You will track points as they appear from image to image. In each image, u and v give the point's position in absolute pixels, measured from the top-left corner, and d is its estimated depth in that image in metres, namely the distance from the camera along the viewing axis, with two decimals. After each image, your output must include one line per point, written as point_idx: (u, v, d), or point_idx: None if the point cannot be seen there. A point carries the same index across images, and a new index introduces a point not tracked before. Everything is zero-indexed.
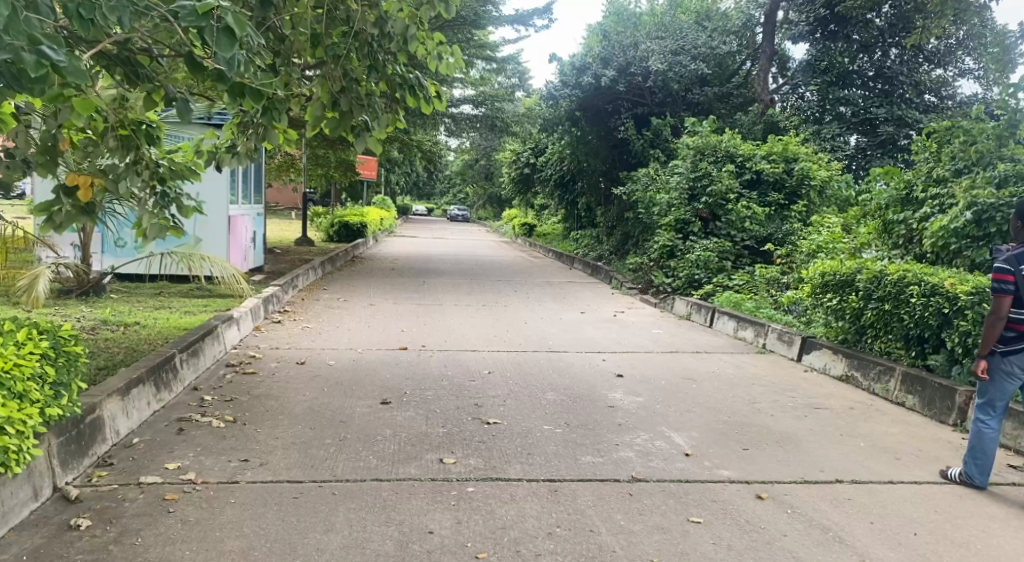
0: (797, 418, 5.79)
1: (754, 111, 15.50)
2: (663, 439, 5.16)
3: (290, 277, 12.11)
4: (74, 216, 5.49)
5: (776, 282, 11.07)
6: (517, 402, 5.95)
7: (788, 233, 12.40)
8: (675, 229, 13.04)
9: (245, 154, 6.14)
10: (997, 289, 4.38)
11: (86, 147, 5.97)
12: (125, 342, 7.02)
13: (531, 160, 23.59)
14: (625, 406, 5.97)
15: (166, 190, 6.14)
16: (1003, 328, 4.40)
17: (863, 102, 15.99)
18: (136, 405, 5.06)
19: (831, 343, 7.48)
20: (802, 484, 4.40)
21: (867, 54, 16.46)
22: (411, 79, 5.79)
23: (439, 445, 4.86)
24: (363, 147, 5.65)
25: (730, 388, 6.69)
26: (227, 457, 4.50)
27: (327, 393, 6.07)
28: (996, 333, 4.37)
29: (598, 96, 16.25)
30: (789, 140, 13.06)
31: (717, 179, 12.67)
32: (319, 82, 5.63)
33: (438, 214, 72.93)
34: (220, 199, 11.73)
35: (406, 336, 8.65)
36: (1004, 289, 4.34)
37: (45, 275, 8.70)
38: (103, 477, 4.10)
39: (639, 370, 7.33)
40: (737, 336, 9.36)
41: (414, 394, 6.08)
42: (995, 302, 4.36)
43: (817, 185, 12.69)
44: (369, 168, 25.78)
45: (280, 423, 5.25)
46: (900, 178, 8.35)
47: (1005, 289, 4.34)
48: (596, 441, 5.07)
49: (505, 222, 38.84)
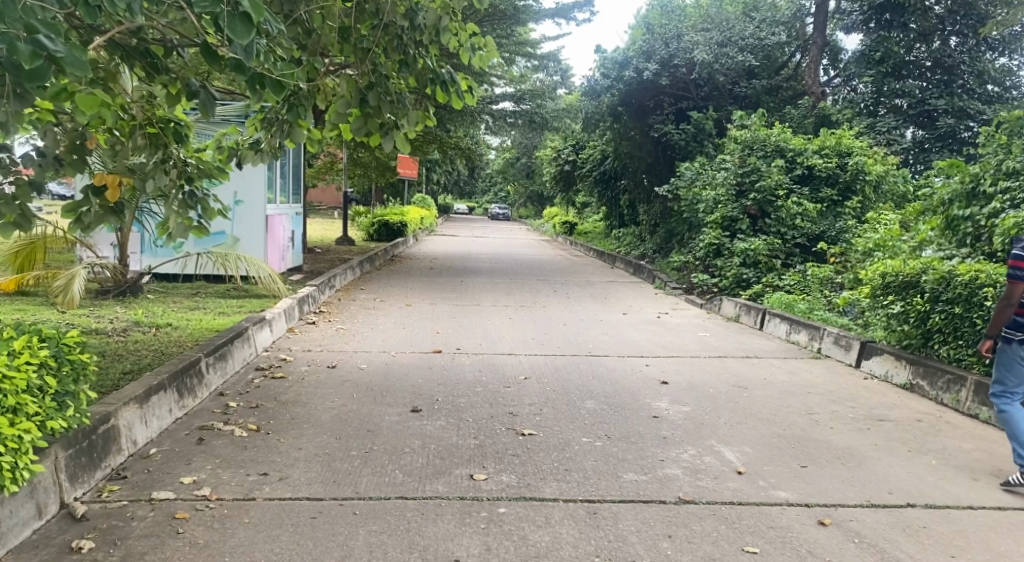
0: (859, 431, 5.34)
1: (805, 103, 14.89)
2: (712, 455, 4.77)
3: (327, 277, 11.95)
4: (103, 217, 5.32)
5: (830, 282, 10.57)
6: (555, 411, 5.61)
7: (842, 231, 11.80)
8: (722, 227, 12.59)
9: (269, 151, 5.96)
10: (1012, 276, 4.35)
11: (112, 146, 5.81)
12: (155, 345, 6.87)
13: (572, 157, 23.35)
14: (670, 417, 5.57)
15: (193, 190, 5.90)
16: (1016, 314, 4.41)
17: (920, 93, 15.26)
18: (157, 412, 4.87)
19: (893, 349, 6.98)
20: (870, 508, 3.97)
21: (925, 44, 15.65)
22: (443, 74, 5.46)
23: (470, 458, 4.54)
24: (391, 145, 5.42)
25: (784, 397, 6.24)
26: (245, 471, 4.26)
27: (356, 400, 5.81)
28: (1007, 316, 4.39)
29: (641, 90, 15.86)
30: (843, 133, 12.46)
31: (766, 174, 12.17)
32: (345, 79, 5.37)
33: (480, 212, 73.06)
34: (256, 197, 11.58)
35: (442, 338, 8.40)
36: (1019, 276, 4.32)
37: (80, 276, 8.73)
38: (114, 492, 3.87)
39: (685, 376, 6.93)
40: (789, 340, 8.88)
41: (446, 401, 5.79)
42: (1009, 288, 4.34)
43: (873, 180, 12.01)
44: (408, 166, 25.63)
45: (304, 433, 5.00)
46: (966, 171, 7.78)
47: (1020, 276, 4.31)
48: (639, 456, 4.69)
49: (548, 221, 38.56)
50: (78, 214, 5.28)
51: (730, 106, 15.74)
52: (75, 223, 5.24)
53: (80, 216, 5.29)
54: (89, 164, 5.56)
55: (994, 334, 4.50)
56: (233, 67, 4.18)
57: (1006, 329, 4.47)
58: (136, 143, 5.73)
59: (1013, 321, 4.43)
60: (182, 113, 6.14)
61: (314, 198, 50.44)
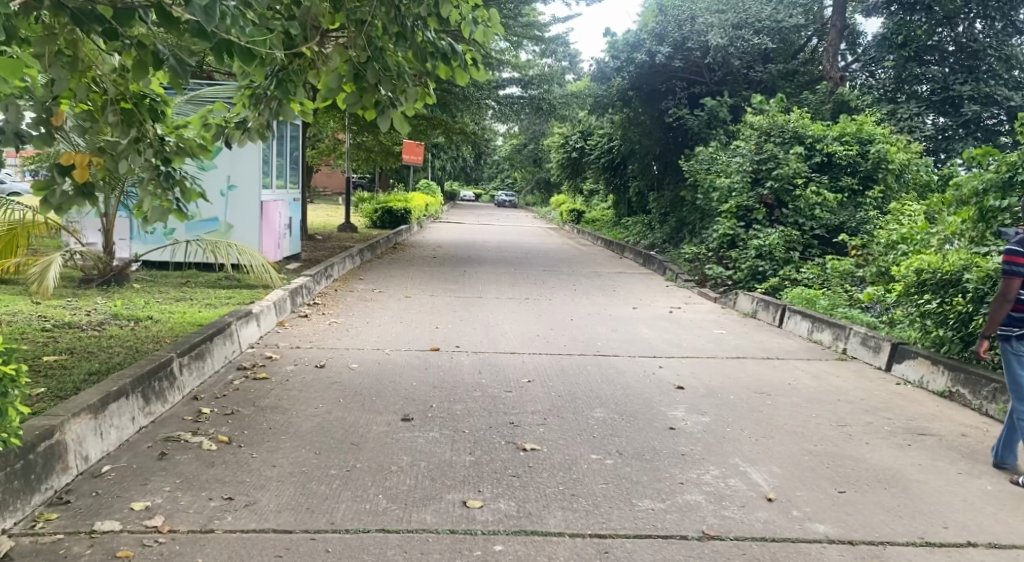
0: (900, 447, 4.80)
1: (823, 89, 14.15)
2: (738, 476, 4.25)
3: (324, 266, 11.41)
4: (72, 201, 4.82)
5: (850, 275, 10.01)
6: (560, 422, 5.08)
7: (864, 222, 11.24)
8: (736, 217, 12.01)
9: (256, 131, 5.41)
10: (1009, 271, 4.27)
11: (83, 122, 5.32)
12: (129, 341, 6.36)
13: (580, 143, 22.73)
14: (688, 429, 5.03)
15: (170, 171, 5.46)
16: (1012, 311, 4.31)
17: (944, 78, 14.52)
18: (116, 422, 4.36)
19: (928, 352, 6.46)
20: (924, 549, 3.49)
21: (948, 28, 14.93)
22: (443, 47, 5.03)
23: (464, 480, 4.03)
24: (388, 125, 4.84)
25: (812, 406, 5.69)
26: (207, 494, 3.75)
27: (341, 405, 5.29)
28: (1003, 314, 4.29)
29: (651, 74, 15.30)
30: (865, 120, 11.81)
31: (784, 162, 11.57)
32: (337, 51, 4.88)
33: (486, 199, 72.58)
34: (251, 181, 10.98)
35: (440, 334, 7.88)
36: (1016, 272, 4.25)
37: (55, 265, 8.27)
38: (51, 522, 3.39)
39: (702, 379, 6.39)
40: (811, 339, 8.30)
41: (441, 409, 5.26)
42: (1008, 282, 4.25)
43: (896, 168, 11.37)
44: (412, 152, 25.04)
45: (281, 446, 4.47)
46: (1002, 159, 6.95)
47: (1018, 271, 4.24)
48: (655, 478, 4.17)
49: (554, 209, 38.03)
50: (46, 193, 4.74)
51: (744, 91, 15.16)
52: (42, 204, 4.71)
53: (47, 196, 4.77)
54: (55, 141, 5.05)
55: (992, 333, 4.39)
56: (195, 32, 3.73)
57: (1003, 328, 4.36)
58: (107, 120, 5.19)
59: (1008, 317, 4.33)
60: (159, 88, 5.66)
61: (320, 182, 49.64)
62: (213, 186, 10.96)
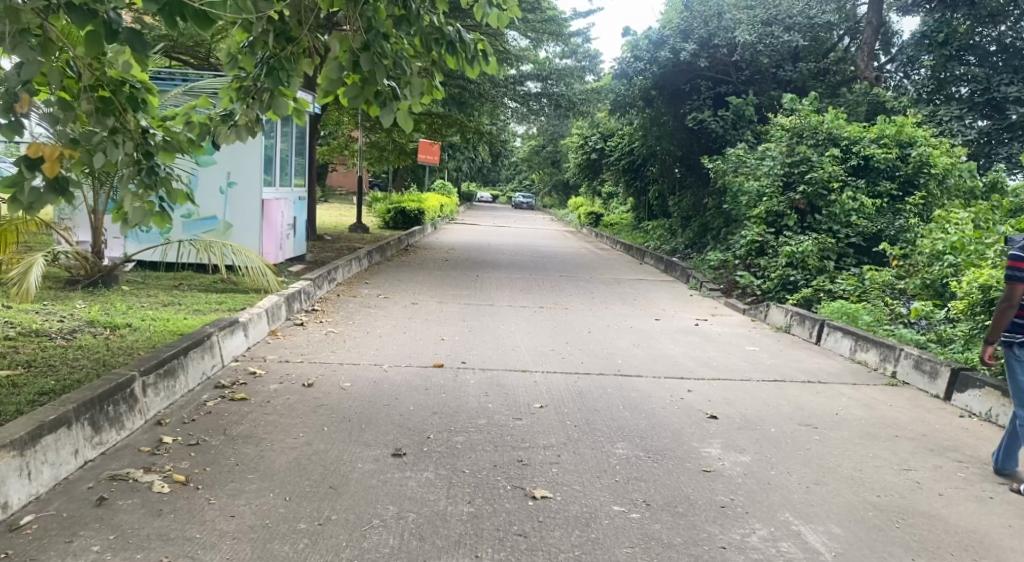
0: (980, 501, 4.05)
1: (860, 87, 13.18)
2: (793, 539, 3.52)
3: (327, 269, 10.75)
4: (43, 197, 4.17)
5: (891, 288, 9.15)
6: (575, 459, 4.36)
7: (904, 230, 10.32)
8: (766, 223, 11.16)
9: (244, 127, 4.80)
10: (1012, 276, 4.15)
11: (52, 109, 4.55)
12: (97, 353, 5.70)
13: (599, 144, 22.02)
14: (726, 472, 4.30)
15: (155, 167, 4.67)
16: (1015, 316, 4.22)
17: (988, 78, 13.46)
18: (52, 457, 3.70)
19: (996, 381, 5.66)
20: None
21: (989, 27, 13.94)
22: (450, 33, 4.42)
23: (457, 542, 3.33)
24: (390, 120, 4.22)
25: (867, 443, 4.93)
26: (143, 556, 3.11)
27: (324, 436, 4.59)
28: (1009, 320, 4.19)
29: (675, 73, 14.51)
30: (905, 121, 10.96)
31: (818, 166, 10.79)
32: (336, 37, 4.23)
33: (504, 201, 72.15)
34: (252, 178, 10.32)
35: (445, 348, 7.18)
36: (1017, 277, 4.12)
37: (39, 264, 7.71)
38: None
39: (736, 407, 5.63)
40: (854, 359, 7.51)
41: (439, 441, 4.56)
42: (1009, 289, 4.13)
43: (939, 173, 10.53)
44: (428, 150, 24.40)
45: (247, 488, 3.79)
46: None
47: (1019, 276, 4.11)
48: (692, 541, 3.45)
49: (572, 211, 37.22)
50: (15, 189, 4.12)
51: (773, 91, 14.30)
52: (11, 202, 4.11)
53: (16, 193, 4.14)
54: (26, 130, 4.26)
55: (995, 339, 4.30)
56: None
57: (1008, 334, 4.25)
58: (81, 108, 4.47)
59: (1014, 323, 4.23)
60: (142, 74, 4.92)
61: (336, 181, 49.23)
62: (211, 183, 10.31)
